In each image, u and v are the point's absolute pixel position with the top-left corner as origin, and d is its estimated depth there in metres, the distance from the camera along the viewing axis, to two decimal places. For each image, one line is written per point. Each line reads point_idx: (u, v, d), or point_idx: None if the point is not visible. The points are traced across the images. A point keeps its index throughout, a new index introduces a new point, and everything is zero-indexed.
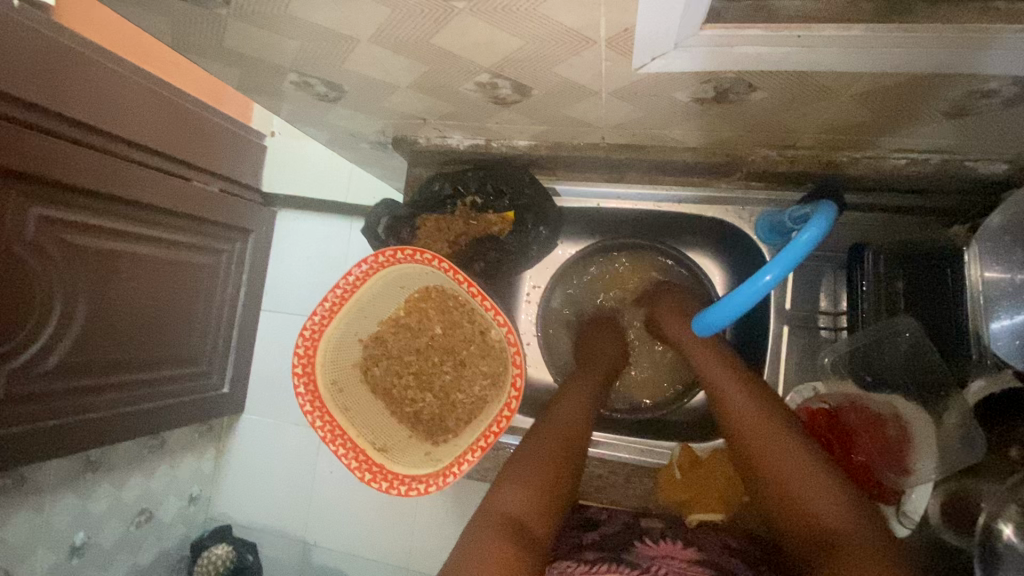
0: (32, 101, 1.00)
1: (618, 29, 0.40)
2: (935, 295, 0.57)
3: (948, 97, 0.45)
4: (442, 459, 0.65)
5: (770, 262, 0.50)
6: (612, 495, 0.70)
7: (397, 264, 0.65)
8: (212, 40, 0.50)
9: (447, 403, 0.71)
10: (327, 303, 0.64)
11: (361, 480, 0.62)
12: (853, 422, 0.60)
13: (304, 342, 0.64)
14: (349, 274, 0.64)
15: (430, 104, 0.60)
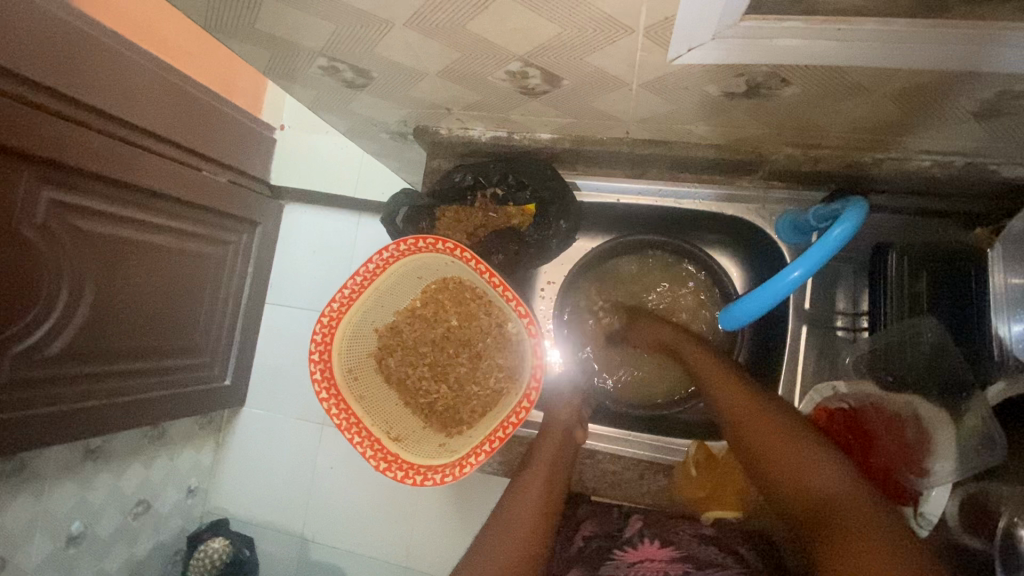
0: (47, 84, 1.00)
1: (658, 18, 0.40)
2: (958, 298, 0.57)
3: (980, 97, 0.45)
4: (458, 450, 0.65)
5: (795, 261, 0.51)
6: (626, 491, 0.70)
7: (419, 253, 0.65)
8: (244, 20, 0.50)
9: (463, 395, 0.71)
10: (347, 291, 0.64)
11: (377, 469, 0.62)
12: (872, 422, 0.60)
13: (322, 329, 0.64)
14: (369, 262, 0.64)
15: (456, 93, 0.60)
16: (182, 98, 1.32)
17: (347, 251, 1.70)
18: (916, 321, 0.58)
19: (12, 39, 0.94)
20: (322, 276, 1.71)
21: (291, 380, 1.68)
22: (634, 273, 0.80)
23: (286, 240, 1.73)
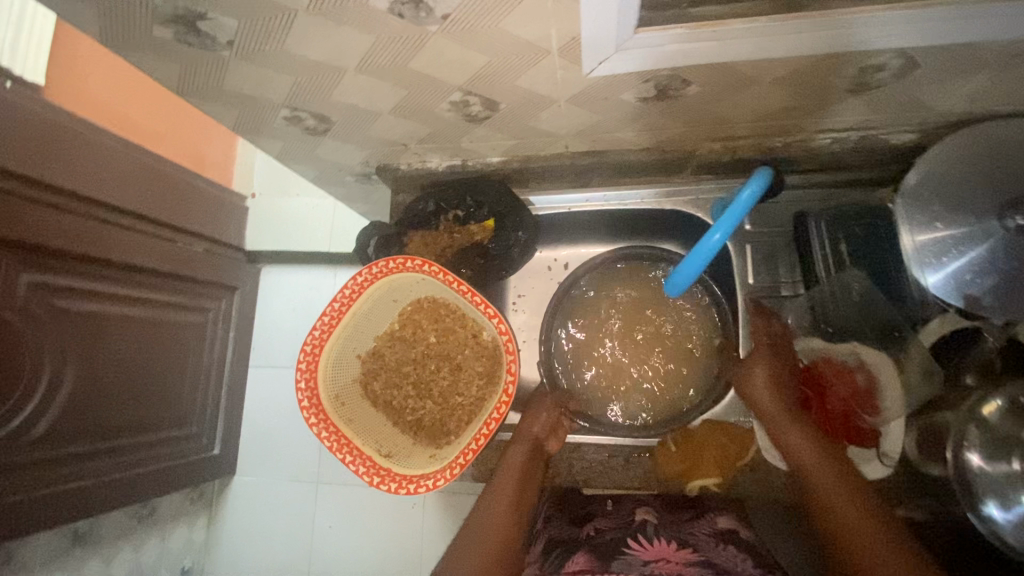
0: (21, 172, 1.05)
1: (567, 38, 0.48)
2: (877, 248, 0.64)
3: (848, 75, 0.54)
4: (447, 456, 0.68)
5: (715, 224, 0.58)
6: (615, 477, 0.75)
7: (389, 274, 0.70)
8: (214, 82, 0.56)
9: (448, 407, 0.73)
10: (326, 317, 0.68)
11: (370, 484, 0.65)
12: (825, 372, 0.65)
13: (306, 357, 0.68)
14: (345, 288, 0.68)
15: (410, 129, 0.67)
16: (154, 175, 1.38)
17: None
18: (844, 273, 0.64)
19: None
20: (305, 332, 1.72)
21: (283, 442, 1.66)
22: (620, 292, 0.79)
23: (266, 302, 1.75)
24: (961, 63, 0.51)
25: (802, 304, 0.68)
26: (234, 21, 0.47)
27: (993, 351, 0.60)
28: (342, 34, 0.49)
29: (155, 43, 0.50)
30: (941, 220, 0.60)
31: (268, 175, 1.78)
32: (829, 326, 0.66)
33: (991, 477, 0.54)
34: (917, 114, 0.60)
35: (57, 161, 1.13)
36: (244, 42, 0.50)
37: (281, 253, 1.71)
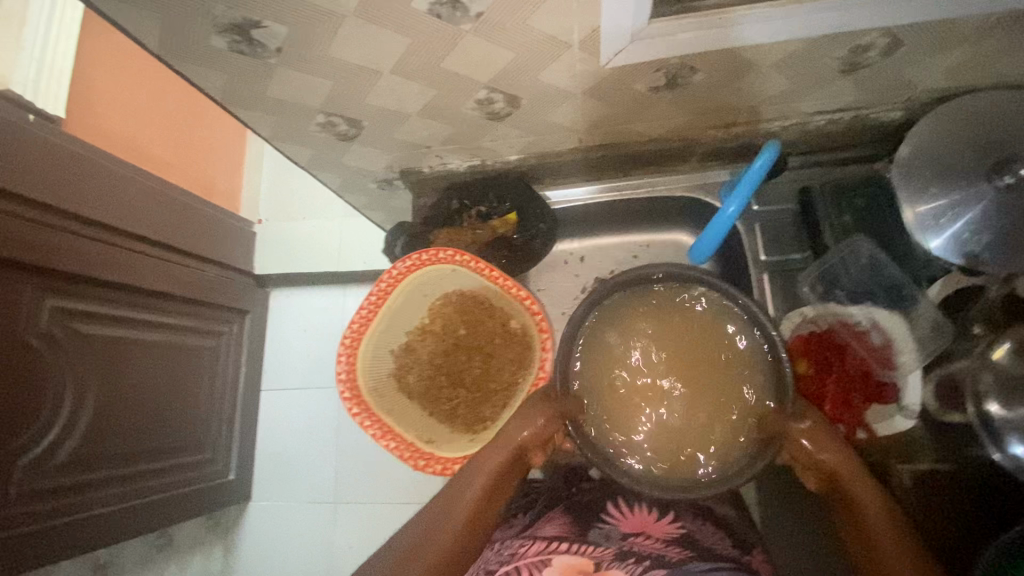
0: (40, 200, 1.09)
1: (588, 30, 0.53)
2: (879, 215, 0.69)
3: (839, 55, 0.59)
4: (487, 438, 0.72)
5: (730, 196, 0.65)
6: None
7: (420, 269, 0.74)
8: (257, 90, 0.61)
9: (482, 396, 0.76)
10: (363, 311, 0.73)
11: (414, 467, 0.69)
12: (841, 335, 0.67)
13: (345, 351, 0.72)
14: (379, 282, 0.73)
15: (435, 130, 0.72)
16: (167, 202, 1.42)
17: (337, 324, 1.72)
18: (851, 240, 0.68)
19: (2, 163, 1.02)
20: (315, 353, 1.72)
21: (297, 465, 1.65)
22: (660, 311, 0.62)
23: (275, 325, 1.76)
24: (940, 39, 0.57)
25: (814, 271, 0.70)
26: (285, 28, 0.51)
27: (995, 300, 0.65)
28: (381, 36, 0.53)
29: (209, 54, 0.54)
30: (934, 186, 0.66)
31: (274, 200, 1.82)
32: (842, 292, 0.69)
33: (1010, 423, 0.59)
34: (904, 91, 0.66)
35: (77, 190, 1.17)
36: (290, 48, 0.54)
37: (289, 275, 1.73)
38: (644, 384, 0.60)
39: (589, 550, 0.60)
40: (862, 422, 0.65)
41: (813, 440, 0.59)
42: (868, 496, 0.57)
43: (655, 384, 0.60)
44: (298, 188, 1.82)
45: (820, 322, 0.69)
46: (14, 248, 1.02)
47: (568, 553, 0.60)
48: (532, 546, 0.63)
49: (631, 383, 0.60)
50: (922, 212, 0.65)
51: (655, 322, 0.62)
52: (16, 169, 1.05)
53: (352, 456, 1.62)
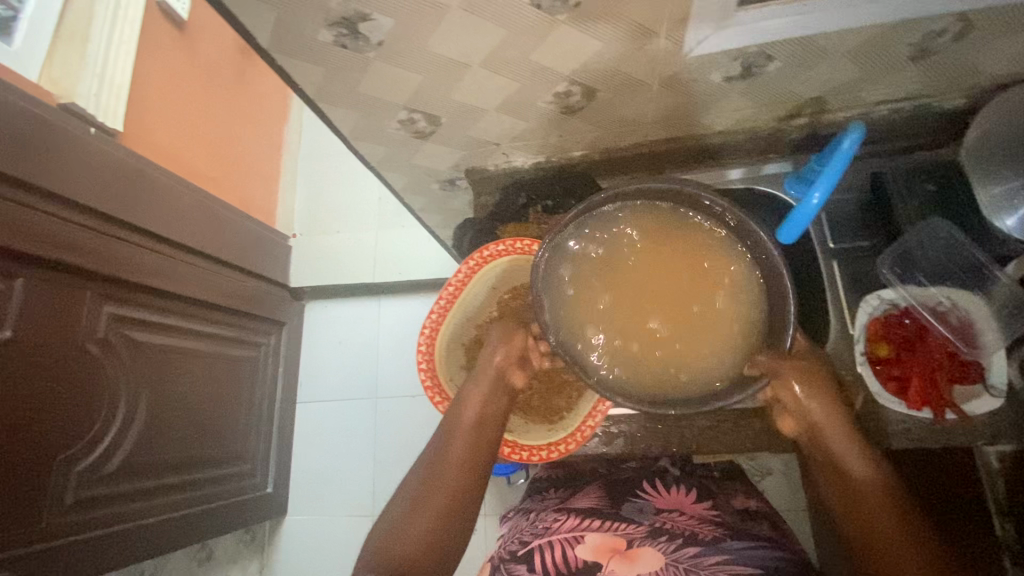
0: (101, 210, 1.12)
1: (678, 19, 0.55)
2: (957, 199, 0.71)
3: (910, 42, 0.61)
4: (565, 426, 0.77)
5: (815, 185, 0.61)
6: (727, 441, 0.77)
7: (486, 264, 0.79)
8: (350, 86, 0.63)
9: (557, 387, 0.80)
10: (438, 308, 0.79)
11: (503, 454, 0.78)
12: (921, 317, 0.71)
13: (424, 344, 0.79)
14: (452, 280, 0.79)
15: (508, 126, 0.74)
16: (212, 215, 1.45)
17: (373, 335, 1.73)
18: (930, 222, 0.71)
19: (66, 174, 1.06)
20: (350, 365, 1.72)
21: (335, 477, 1.64)
22: (644, 227, 0.64)
23: (311, 338, 1.76)
24: (1011, 22, 0.58)
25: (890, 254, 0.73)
26: (391, 21, 0.54)
27: None
28: (479, 29, 0.56)
29: (313, 48, 0.57)
30: (1007, 168, 0.68)
31: (308, 215, 1.85)
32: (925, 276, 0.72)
33: None
34: (970, 78, 0.68)
35: (132, 201, 1.20)
36: (391, 42, 0.57)
37: (325, 287, 1.75)
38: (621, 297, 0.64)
39: (624, 527, 0.80)
40: (948, 402, 0.67)
41: (804, 385, 0.67)
42: (857, 459, 0.67)
43: (631, 297, 0.63)
44: (332, 202, 1.86)
45: (899, 304, 0.72)
46: (76, 255, 1.05)
47: (602, 528, 0.80)
48: (568, 522, 0.83)
49: (606, 295, 0.64)
50: (994, 191, 0.69)
51: (637, 236, 0.64)
52: (79, 180, 1.08)
53: (390, 468, 1.61)
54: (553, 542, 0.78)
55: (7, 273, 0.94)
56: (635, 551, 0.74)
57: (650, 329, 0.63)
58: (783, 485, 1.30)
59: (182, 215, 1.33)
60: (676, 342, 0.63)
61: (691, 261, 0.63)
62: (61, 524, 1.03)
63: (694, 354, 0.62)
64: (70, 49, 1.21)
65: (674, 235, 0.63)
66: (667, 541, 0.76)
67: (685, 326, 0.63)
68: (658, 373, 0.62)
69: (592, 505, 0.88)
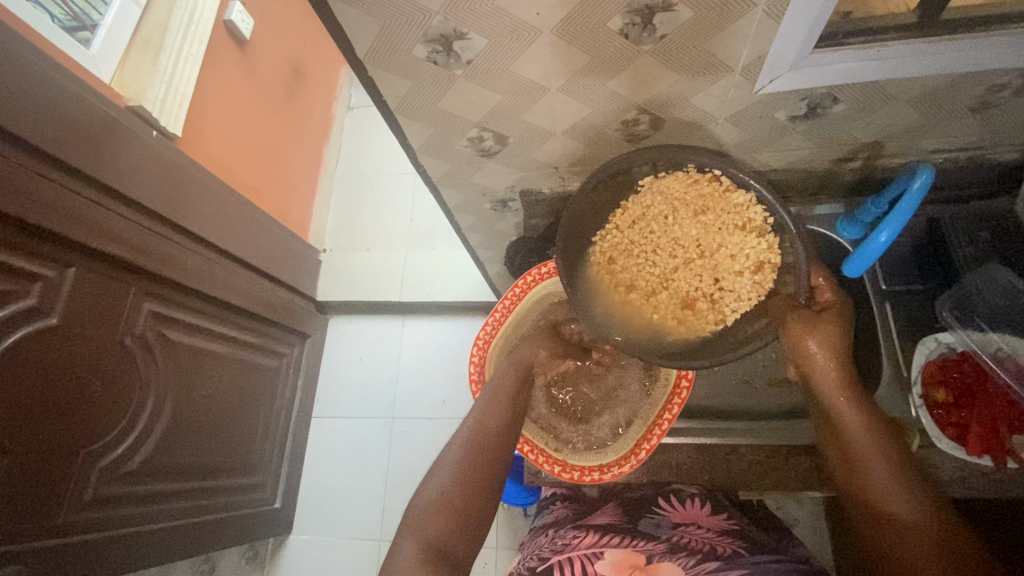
0: (153, 209, 1.15)
1: (754, 57, 0.58)
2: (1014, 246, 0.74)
3: (975, 93, 0.64)
4: (621, 445, 0.79)
5: (882, 225, 0.65)
6: (776, 478, 0.79)
7: (542, 280, 0.85)
8: (431, 102, 0.66)
9: (607, 416, 0.81)
10: (489, 326, 0.86)
11: (553, 472, 0.79)
12: (981, 360, 0.71)
13: (477, 355, 0.86)
14: (505, 299, 0.86)
15: (572, 150, 0.77)
16: (250, 223, 1.48)
17: (394, 354, 1.72)
18: (986, 268, 0.73)
19: (126, 172, 1.10)
20: (369, 383, 1.70)
21: (342, 497, 1.60)
22: (645, 191, 0.72)
23: (332, 353, 1.76)
24: None
25: (948, 295, 0.74)
26: (484, 41, 0.57)
27: None
28: (566, 53, 0.58)
29: (406, 63, 0.60)
30: None
31: (340, 231, 1.89)
32: (985, 321, 0.72)
33: None
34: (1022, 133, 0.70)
35: (180, 202, 1.23)
36: (480, 61, 0.60)
37: (351, 303, 1.75)
38: (636, 254, 0.75)
39: (642, 544, 0.77)
40: (1009, 451, 0.67)
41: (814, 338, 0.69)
42: (851, 413, 0.68)
43: (646, 254, 0.75)
44: (365, 221, 1.89)
45: (956, 348, 0.72)
46: (125, 249, 1.06)
47: (622, 544, 0.78)
48: (587, 539, 0.81)
49: (622, 259, 0.75)
50: None
51: (638, 195, 0.73)
52: (134, 178, 1.11)
53: (401, 491, 1.57)
54: (572, 558, 0.75)
55: (62, 261, 0.96)
56: (654, 567, 0.71)
57: (674, 272, 0.75)
58: (812, 538, 1.25)
59: (221, 220, 1.36)
60: (704, 276, 0.73)
61: (689, 202, 0.71)
62: (77, 520, 1.01)
63: (722, 288, 0.72)
64: (142, 57, 1.28)
65: (666, 187, 0.71)
66: (686, 556, 0.73)
67: (709, 264, 0.73)
68: (698, 313, 0.73)
69: (610, 522, 0.87)
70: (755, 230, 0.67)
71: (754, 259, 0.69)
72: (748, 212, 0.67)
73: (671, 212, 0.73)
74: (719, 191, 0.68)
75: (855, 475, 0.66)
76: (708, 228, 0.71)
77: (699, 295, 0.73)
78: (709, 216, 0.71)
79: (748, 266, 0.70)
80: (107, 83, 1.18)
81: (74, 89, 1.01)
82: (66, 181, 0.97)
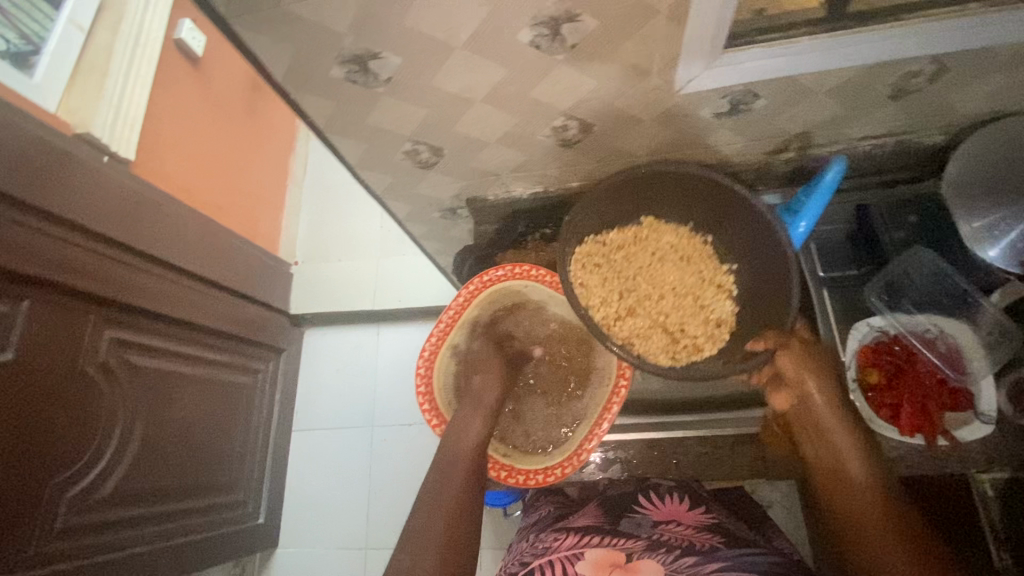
0: (109, 236, 1.14)
1: (667, 60, 0.59)
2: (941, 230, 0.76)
3: (892, 82, 0.65)
4: (563, 447, 0.79)
5: (798, 216, 0.67)
6: (722, 468, 0.81)
7: (486, 290, 0.83)
8: (359, 119, 0.67)
9: (554, 417, 0.82)
10: (433, 338, 0.83)
11: (498, 478, 0.80)
12: (910, 341, 0.75)
13: (424, 367, 0.83)
14: (448, 310, 0.83)
15: (509, 157, 0.77)
16: (215, 242, 1.47)
17: (371, 362, 1.72)
18: (912, 252, 0.74)
19: (80, 201, 1.09)
20: (348, 392, 1.71)
21: (327, 508, 1.61)
22: (642, 225, 0.79)
23: (309, 365, 1.76)
24: (985, 63, 0.62)
25: (878, 280, 0.77)
26: (399, 59, 0.57)
27: None
28: (482, 67, 0.59)
29: (325, 85, 0.60)
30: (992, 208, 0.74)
31: (311, 243, 1.89)
32: (912, 303, 0.76)
33: None
34: (944, 117, 0.72)
35: (139, 226, 1.23)
36: (400, 80, 0.60)
37: (325, 315, 1.75)
38: (617, 282, 0.79)
39: (623, 542, 0.80)
40: (941, 428, 0.68)
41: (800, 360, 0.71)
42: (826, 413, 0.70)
43: (623, 286, 0.79)
44: (336, 232, 1.89)
45: (888, 331, 0.76)
46: (81, 279, 1.06)
47: (602, 543, 0.80)
48: (567, 541, 0.83)
49: (607, 281, 0.79)
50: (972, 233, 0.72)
51: (634, 227, 0.79)
52: (87, 206, 1.10)
53: (386, 498, 1.58)
54: (553, 560, 0.78)
55: (14, 295, 0.95)
56: (635, 565, 0.74)
57: (642, 309, 0.78)
58: (784, 517, 1.28)
59: (187, 243, 1.37)
60: (671, 316, 0.77)
61: (677, 251, 0.79)
62: (50, 551, 1.01)
63: (684, 329, 0.77)
64: (89, 81, 1.26)
65: (663, 229, 0.79)
66: (666, 552, 0.76)
67: (675, 306, 0.78)
68: (658, 343, 0.76)
69: (591, 523, 0.88)
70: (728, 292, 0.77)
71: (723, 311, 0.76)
72: (725, 277, 0.77)
73: (659, 253, 0.79)
74: (705, 251, 0.78)
75: (831, 473, 0.69)
76: (691, 274, 0.78)
77: (661, 329, 0.77)
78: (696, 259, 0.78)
79: (708, 319, 0.77)
80: (52, 112, 1.17)
81: (16, 121, 1.00)
82: (14, 215, 0.97)
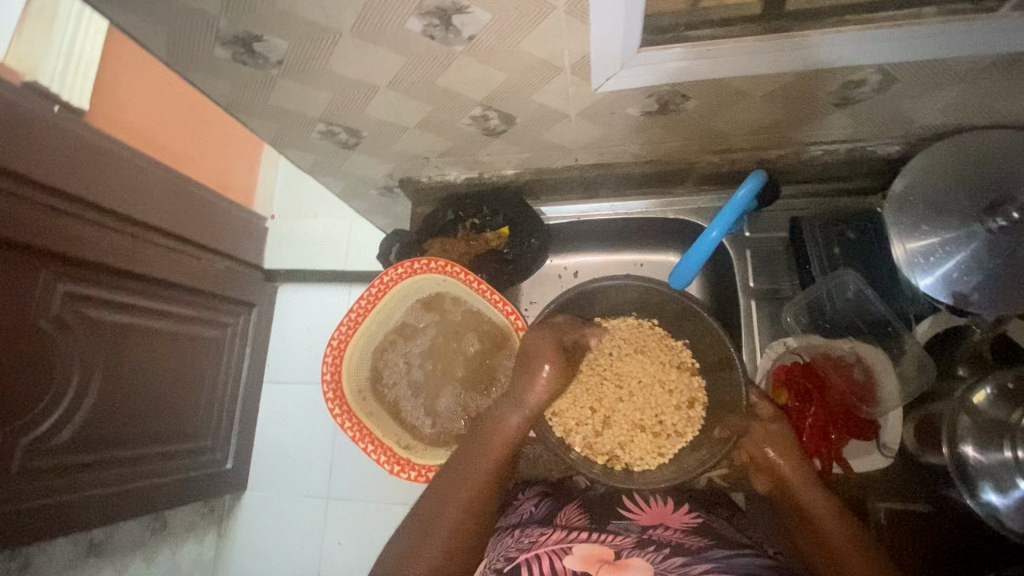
0: (62, 190, 1.13)
1: (578, 57, 0.54)
2: (873, 251, 0.72)
3: (835, 89, 0.59)
4: None
5: (712, 223, 0.70)
6: None
7: (400, 281, 0.79)
8: (261, 99, 0.63)
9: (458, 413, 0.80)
10: (343, 327, 0.77)
11: (391, 472, 0.76)
12: (824, 366, 0.73)
13: (332, 352, 0.77)
14: (361, 299, 0.78)
15: (433, 143, 0.74)
16: (181, 195, 1.46)
17: None
18: (838, 275, 0.71)
19: (32, 154, 1.07)
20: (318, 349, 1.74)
21: (292, 457, 1.68)
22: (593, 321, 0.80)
23: (281, 320, 1.79)
24: (938, 77, 0.56)
25: (799, 300, 0.74)
26: (284, 43, 0.53)
27: (979, 343, 0.68)
28: (378, 54, 0.55)
29: (214, 65, 0.57)
30: (926, 223, 0.64)
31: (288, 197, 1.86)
32: (826, 323, 0.73)
33: (984, 471, 0.61)
34: (897, 126, 0.66)
35: (96, 180, 1.21)
36: (292, 63, 0.56)
37: (298, 271, 1.76)
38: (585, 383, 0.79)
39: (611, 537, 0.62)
40: (836, 457, 0.71)
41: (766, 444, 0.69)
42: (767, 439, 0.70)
43: (591, 386, 0.79)
44: (312, 186, 1.85)
45: (803, 355, 0.74)
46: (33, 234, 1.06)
47: (590, 539, 0.63)
48: (551, 535, 0.65)
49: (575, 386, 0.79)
50: (912, 250, 0.64)
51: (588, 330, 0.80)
52: (40, 158, 1.09)
53: (348, 453, 1.63)
54: (538, 558, 0.60)
55: None
56: (624, 563, 0.57)
57: (614, 403, 0.78)
58: None
59: (150, 197, 1.35)
60: (641, 408, 0.78)
61: (632, 343, 0.80)
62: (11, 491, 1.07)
63: (659, 420, 0.77)
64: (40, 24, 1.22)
65: (612, 323, 0.81)
66: (655, 551, 0.59)
67: (641, 398, 0.79)
68: (644, 439, 0.76)
69: (575, 520, 0.68)
70: (689, 370, 0.78)
71: (688, 395, 0.77)
72: (683, 356, 0.79)
73: (615, 348, 0.80)
74: (660, 337, 0.80)
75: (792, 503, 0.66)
76: (653, 365, 0.79)
77: (645, 428, 0.77)
78: (656, 351, 0.79)
79: (682, 401, 0.77)
80: None
81: None
82: None
